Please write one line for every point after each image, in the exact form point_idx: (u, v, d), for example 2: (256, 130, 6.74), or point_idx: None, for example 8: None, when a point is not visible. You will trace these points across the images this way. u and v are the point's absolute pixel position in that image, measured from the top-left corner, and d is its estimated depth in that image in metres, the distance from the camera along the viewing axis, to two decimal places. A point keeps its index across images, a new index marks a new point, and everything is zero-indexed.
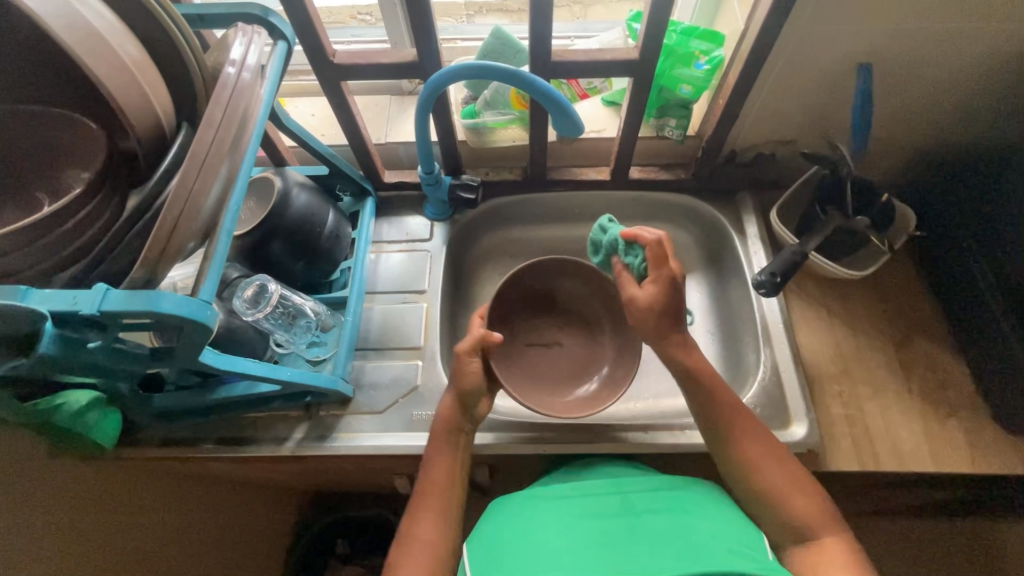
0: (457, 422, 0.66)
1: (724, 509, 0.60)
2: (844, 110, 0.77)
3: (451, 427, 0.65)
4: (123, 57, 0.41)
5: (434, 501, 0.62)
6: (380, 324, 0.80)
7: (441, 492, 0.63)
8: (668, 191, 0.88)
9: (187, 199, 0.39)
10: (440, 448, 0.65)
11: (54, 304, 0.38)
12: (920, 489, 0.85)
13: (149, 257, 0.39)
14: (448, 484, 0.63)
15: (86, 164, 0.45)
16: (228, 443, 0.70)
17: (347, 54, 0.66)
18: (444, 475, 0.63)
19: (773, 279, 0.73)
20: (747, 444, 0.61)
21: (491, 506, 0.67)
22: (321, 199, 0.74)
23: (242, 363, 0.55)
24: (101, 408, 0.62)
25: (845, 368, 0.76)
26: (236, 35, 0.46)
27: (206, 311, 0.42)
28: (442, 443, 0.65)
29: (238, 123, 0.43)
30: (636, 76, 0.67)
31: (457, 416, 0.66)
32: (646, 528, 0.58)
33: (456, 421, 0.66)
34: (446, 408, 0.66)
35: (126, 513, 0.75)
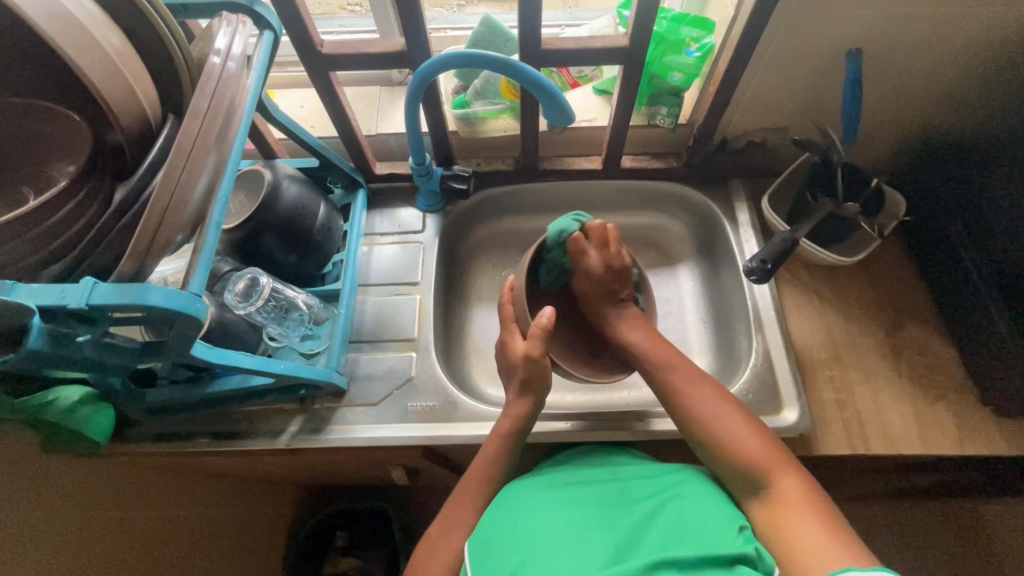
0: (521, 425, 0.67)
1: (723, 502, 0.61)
2: (834, 97, 0.77)
3: (517, 431, 0.67)
4: (105, 47, 0.41)
5: (474, 485, 0.66)
6: (373, 316, 0.80)
7: (477, 474, 0.66)
8: (661, 179, 0.88)
9: (174, 191, 0.39)
10: (496, 446, 0.66)
11: (41, 298, 0.38)
12: (909, 471, 0.86)
13: (137, 249, 0.39)
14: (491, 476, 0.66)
15: (70, 156, 0.44)
16: (222, 438, 0.71)
17: (334, 44, 0.65)
18: (483, 469, 0.66)
19: (764, 265, 0.73)
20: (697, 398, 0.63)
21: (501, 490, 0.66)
22: (311, 191, 0.73)
23: (234, 357, 0.55)
24: (94, 403, 0.61)
25: (835, 352, 0.77)
26: (220, 25, 0.45)
27: (196, 304, 0.42)
28: (500, 442, 0.66)
29: (225, 112, 0.42)
30: (626, 62, 0.66)
31: (533, 414, 0.68)
32: (648, 518, 0.58)
33: (524, 424, 0.67)
34: (517, 411, 0.67)
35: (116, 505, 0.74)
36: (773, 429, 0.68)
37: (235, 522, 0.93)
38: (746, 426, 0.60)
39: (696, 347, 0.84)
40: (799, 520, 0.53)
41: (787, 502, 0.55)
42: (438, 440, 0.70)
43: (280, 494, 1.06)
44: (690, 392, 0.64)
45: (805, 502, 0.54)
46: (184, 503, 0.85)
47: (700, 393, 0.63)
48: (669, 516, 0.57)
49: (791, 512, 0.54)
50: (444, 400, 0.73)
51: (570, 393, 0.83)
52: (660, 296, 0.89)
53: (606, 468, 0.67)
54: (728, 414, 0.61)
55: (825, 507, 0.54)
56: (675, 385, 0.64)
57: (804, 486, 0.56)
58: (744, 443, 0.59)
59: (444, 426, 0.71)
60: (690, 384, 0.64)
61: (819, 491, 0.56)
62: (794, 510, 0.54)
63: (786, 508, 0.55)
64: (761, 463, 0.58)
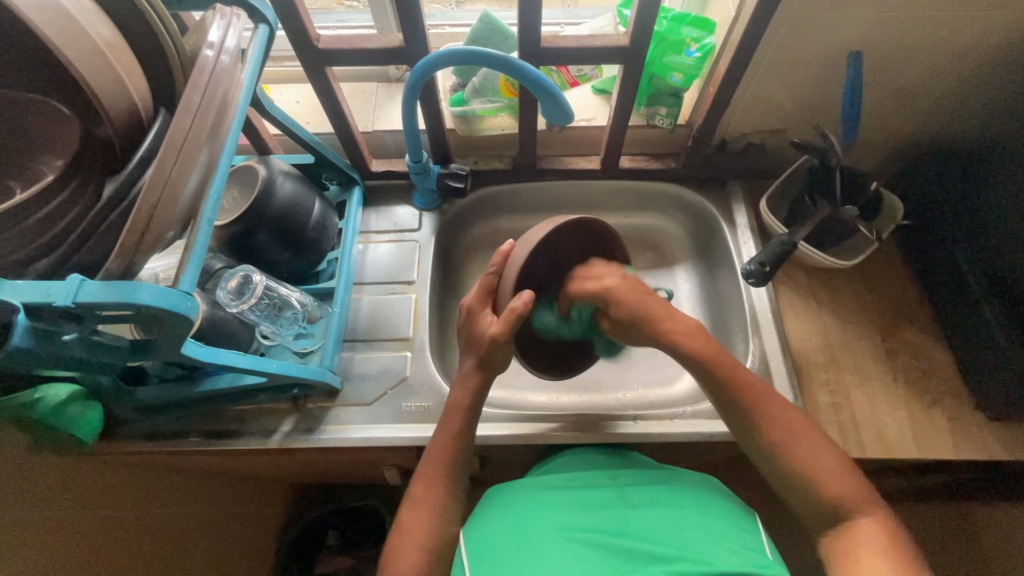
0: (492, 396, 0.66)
1: (719, 505, 0.61)
2: (833, 100, 0.77)
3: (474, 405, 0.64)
4: (94, 38, 0.40)
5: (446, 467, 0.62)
6: (368, 315, 0.79)
7: (442, 461, 0.62)
8: (658, 180, 0.87)
9: (166, 187, 0.38)
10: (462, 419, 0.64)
11: (27, 295, 0.37)
12: (901, 474, 0.87)
13: (126, 246, 0.38)
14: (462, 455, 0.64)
15: (60, 150, 0.43)
16: (212, 437, 0.70)
17: (331, 39, 0.64)
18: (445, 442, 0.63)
19: (762, 268, 0.73)
20: (778, 419, 0.60)
21: (491, 493, 0.66)
22: (306, 188, 0.72)
23: (225, 355, 0.54)
24: (82, 401, 0.60)
25: (831, 356, 0.77)
26: (213, 19, 0.44)
27: (186, 302, 0.41)
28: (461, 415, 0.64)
29: (217, 106, 0.42)
30: (626, 62, 0.65)
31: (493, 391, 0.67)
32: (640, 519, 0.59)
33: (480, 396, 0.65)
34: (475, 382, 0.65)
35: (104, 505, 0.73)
36: None
37: (224, 520, 0.92)
38: (833, 462, 0.58)
39: None
40: (877, 563, 0.52)
41: (866, 538, 0.54)
42: (432, 440, 0.69)
43: (269, 493, 1.04)
44: (767, 417, 0.60)
45: (881, 541, 0.53)
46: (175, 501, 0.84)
47: (785, 422, 0.60)
48: (666, 526, 0.58)
49: (872, 548, 0.53)
50: (438, 400, 0.72)
51: (565, 393, 0.83)
52: None
53: (601, 472, 0.67)
54: (812, 442, 0.59)
55: (904, 550, 0.53)
56: (767, 411, 0.60)
57: (888, 530, 0.54)
58: (831, 477, 0.57)
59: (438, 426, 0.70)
60: (777, 406, 0.61)
61: (899, 534, 0.54)
62: (868, 546, 0.53)
63: (862, 545, 0.54)
64: (844, 497, 0.56)
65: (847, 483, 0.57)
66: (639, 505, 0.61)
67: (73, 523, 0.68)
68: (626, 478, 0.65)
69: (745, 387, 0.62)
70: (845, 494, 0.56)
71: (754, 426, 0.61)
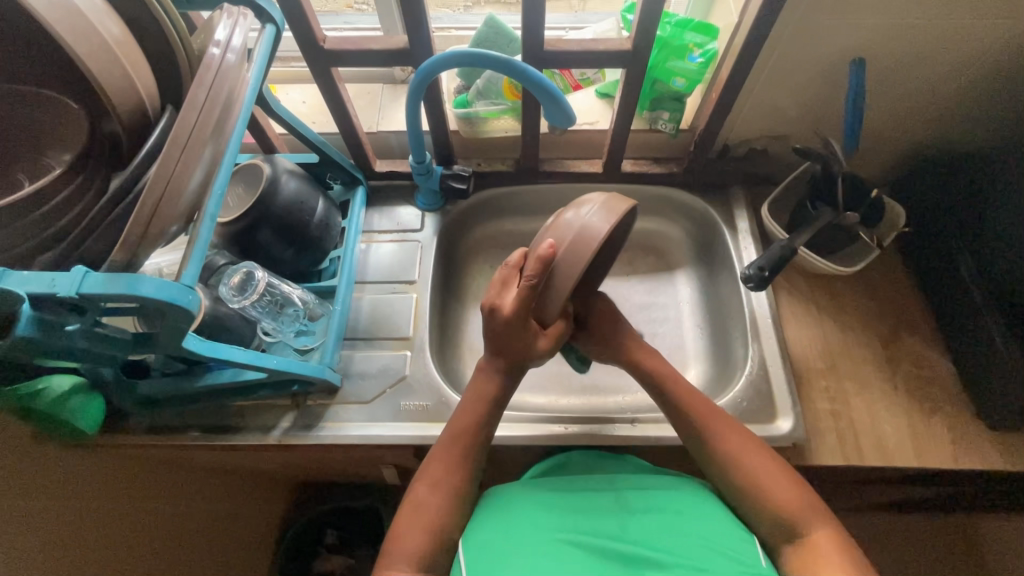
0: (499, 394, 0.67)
1: (717, 510, 0.61)
2: (836, 106, 0.77)
3: (488, 402, 0.65)
4: (104, 35, 0.41)
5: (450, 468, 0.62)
6: (369, 314, 0.79)
7: (446, 459, 0.62)
8: (661, 185, 0.88)
9: (169, 182, 0.39)
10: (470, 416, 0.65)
11: (33, 286, 0.37)
12: (901, 484, 0.86)
13: (129, 239, 0.38)
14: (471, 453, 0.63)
15: (68, 144, 0.44)
16: (212, 432, 0.70)
17: (336, 40, 0.65)
18: (452, 436, 0.64)
19: (761, 273, 0.73)
20: (729, 436, 0.62)
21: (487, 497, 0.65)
22: (310, 187, 0.73)
23: (226, 350, 0.54)
24: (85, 392, 0.61)
25: (831, 363, 0.76)
26: (220, 18, 0.45)
27: (188, 296, 0.42)
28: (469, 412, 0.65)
29: (222, 104, 0.42)
30: (628, 66, 0.66)
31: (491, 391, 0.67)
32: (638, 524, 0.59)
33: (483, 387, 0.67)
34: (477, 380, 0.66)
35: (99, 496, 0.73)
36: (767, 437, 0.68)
37: (222, 515, 0.92)
38: (780, 476, 0.59)
39: (692, 354, 0.84)
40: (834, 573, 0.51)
41: (819, 550, 0.54)
42: (429, 439, 0.70)
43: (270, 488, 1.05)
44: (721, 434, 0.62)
45: (838, 553, 0.53)
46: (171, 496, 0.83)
47: (733, 438, 0.62)
48: (664, 532, 0.58)
49: (826, 563, 0.52)
50: (437, 399, 0.73)
51: (564, 395, 0.83)
52: (658, 301, 0.89)
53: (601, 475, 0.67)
54: (760, 458, 0.60)
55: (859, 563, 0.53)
56: (715, 428, 0.63)
57: (839, 542, 0.54)
58: (781, 490, 0.58)
59: (436, 425, 0.71)
60: (722, 422, 0.63)
61: (854, 549, 0.54)
62: (825, 556, 0.53)
63: (818, 556, 0.53)
64: (792, 510, 0.56)
65: (798, 496, 0.57)
66: (638, 510, 0.61)
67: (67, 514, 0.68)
68: (626, 483, 0.65)
69: (695, 403, 0.65)
70: (794, 506, 0.56)
71: (706, 437, 0.63)
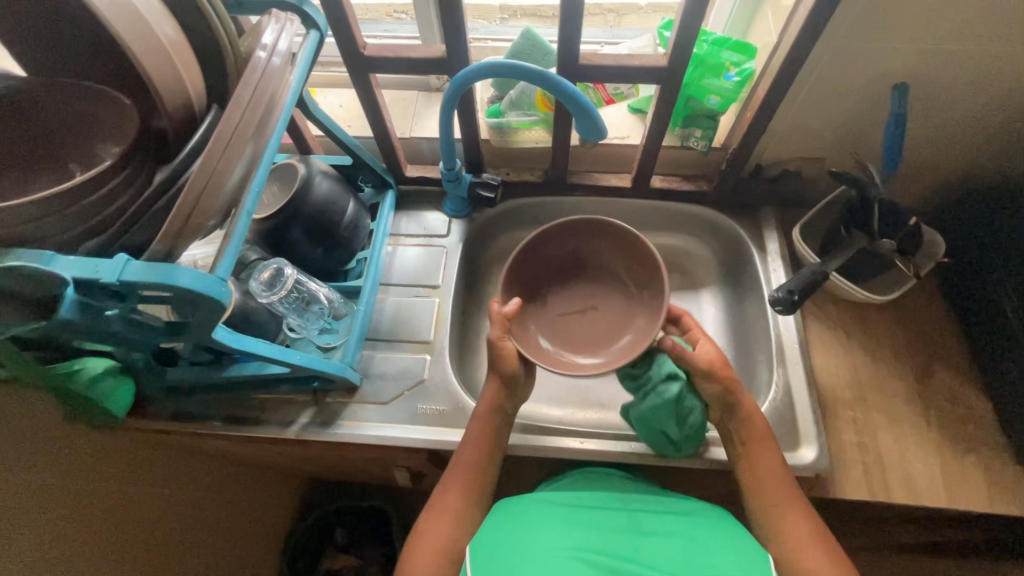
0: (501, 404, 0.67)
1: (735, 535, 0.59)
2: (876, 130, 0.75)
3: (495, 411, 0.66)
4: (159, 35, 0.43)
5: (462, 475, 0.64)
6: (392, 316, 0.80)
7: (471, 474, 0.64)
8: (689, 203, 0.87)
9: (211, 177, 0.40)
10: (481, 425, 0.66)
11: (77, 271, 0.39)
12: (929, 524, 0.82)
13: (170, 231, 0.40)
14: (479, 471, 0.65)
15: (118, 137, 0.46)
16: (233, 422, 0.72)
17: (376, 47, 0.66)
18: (473, 452, 0.65)
19: (791, 297, 0.71)
20: (796, 524, 0.59)
21: (500, 503, 0.65)
22: (342, 189, 0.75)
23: (253, 343, 0.56)
24: (116, 377, 0.62)
25: (860, 393, 0.74)
26: (268, 22, 0.47)
27: (221, 288, 0.43)
28: (483, 427, 0.66)
29: (265, 106, 0.44)
30: (663, 83, 0.66)
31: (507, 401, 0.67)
32: (649, 548, 0.58)
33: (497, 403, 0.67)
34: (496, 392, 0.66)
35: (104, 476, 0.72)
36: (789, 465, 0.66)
37: (223, 511, 0.91)
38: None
39: None
40: None
41: None
42: (445, 444, 0.70)
43: (272, 490, 1.04)
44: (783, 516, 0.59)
45: None
46: (174, 485, 0.83)
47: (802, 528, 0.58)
48: (675, 555, 0.57)
49: None
50: (454, 405, 0.73)
51: (581, 409, 0.82)
52: None
53: (615, 492, 0.66)
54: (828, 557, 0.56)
55: None
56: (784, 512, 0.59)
57: None
58: None
59: (452, 431, 0.71)
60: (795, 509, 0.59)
61: None
62: None
63: None
64: None
65: None
66: (650, 532, 0.60)
67: (75, 491, 0.68)
68: (639, 503, 0.64)
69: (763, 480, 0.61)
70: None
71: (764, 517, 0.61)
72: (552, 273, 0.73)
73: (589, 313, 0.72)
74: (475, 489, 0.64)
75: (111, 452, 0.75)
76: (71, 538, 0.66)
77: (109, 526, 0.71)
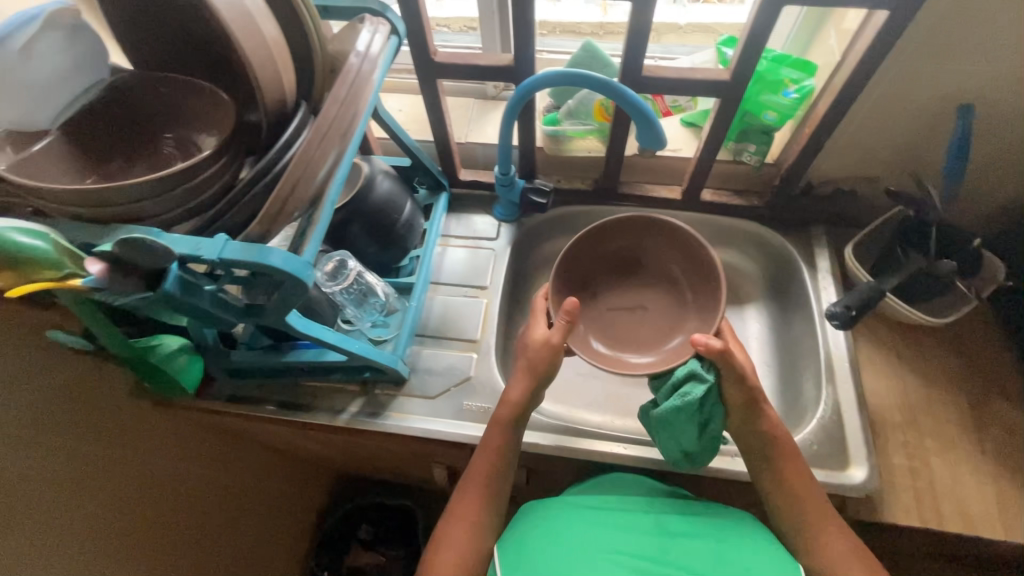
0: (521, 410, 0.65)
1: (763, 535, 0.59)
2: (936, 151, 0.74)
3: (515, 417, 0.65)
4: (265, 34, 0.47)
5: (481, 480, 0.63)
6: (440, 314, 0.83)
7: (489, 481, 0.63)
8: (737, 217, 0.87)
9: (308, 165, 0.43)
10: (500, 432, 0.64)
11: (181, 248, 0.42)
12: (979, 560, 0.79)
13: (268, 215, 0.42)
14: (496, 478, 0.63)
15: (216, 127, 0.50)
16: (286, 407, 0.75)
17: (447, 54, 0.70)
18: (489, 458, 0.64)
19: (848, 311, 0.73)
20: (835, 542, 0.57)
21: (524, 509, 0.66)
22: (401, 188, 0.77)
23: (318, 330, 0.59)
24: (189, 354, 0.66)
25: (911, 417, 0.73)
26: (365, 24, 0.52)
27: (307, 270, 0.46)
28: (501, 433, 0.64)
29: (358, 102, 0.47)
30: (724, 97, 0.67)
31: None
32: (679, 550, 0.59)
33: (524, 410, 0.65)
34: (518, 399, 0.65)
35: (146, 452, 0.75)
36: (837, 484, 0.65)
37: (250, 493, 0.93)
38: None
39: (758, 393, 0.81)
40: None
41: None
42: None
43: (299, 477, 1.06)
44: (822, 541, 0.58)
45: None
46: (206, 463, 0.85)
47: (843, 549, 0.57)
48: (704, 557, 0.57)
49: None
50: None
51: (621, 416, 0.82)
52: None
53: (640, 497, 0.66)
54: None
55: None
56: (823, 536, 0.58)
57: None
58: None
59: None
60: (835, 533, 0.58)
61: None
62: None
63: None
64: None
65: None
66: (677, 533, 0.60)
67: (134, 465, 0.72)
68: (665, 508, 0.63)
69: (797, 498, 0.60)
70: None
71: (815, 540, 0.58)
72: (606, 271, 0.73)
73: (639, 312, 0.72)
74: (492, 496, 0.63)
75: (150, 426, 0.77)
76: (108, 511, 0.67)
77: (161, 502, 0.75)
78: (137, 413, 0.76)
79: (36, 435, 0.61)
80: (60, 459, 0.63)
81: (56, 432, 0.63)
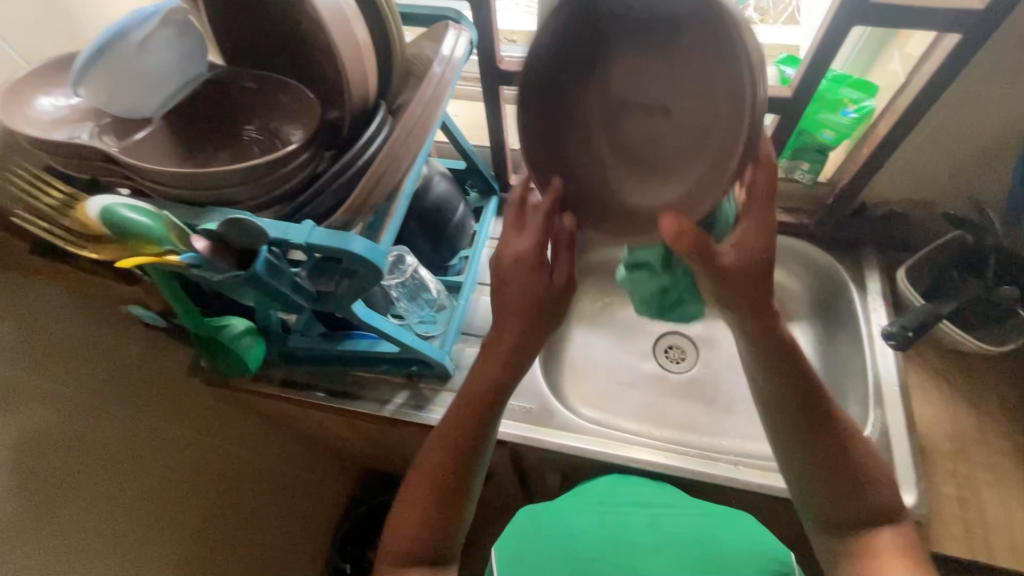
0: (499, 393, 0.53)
1: (752, 526, 0.60)
2: (999, 178, 0.74)
3: (490, 398, 0.52)
4: (357, 38, 0.50)
5: (441, 457, 0.52)
6: (486, 315, 0.85)
7: (449, 461, 0.52)
8: (785, 234, 0.87)
9: (393, 160, 0.46)
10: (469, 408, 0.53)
11: (271, 231, 0.45)
12: None
13: (354, 204, 0.45)
14: (459, 459, 0.52)
15: (302, 122, 0.53)
16: (334, 395, 0.77)
17: (513, 63, 0.72)
18: (452, 436, 0.52)
19: (905, 332, 0.73)
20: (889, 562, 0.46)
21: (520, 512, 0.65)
22: (456, 189, 0.80)
23: (377, 319, 0.61)
24: (254, 335, 0.68)
25: (962, 447, 0.71)
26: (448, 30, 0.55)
27: (383, 259, 0.48)
28: (471, 411, 0.52)
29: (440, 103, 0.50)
30: (784, 114, 0.68)
31: None
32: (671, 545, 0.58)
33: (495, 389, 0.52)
34: (498, 374, 0.52)
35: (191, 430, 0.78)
36: None
37: (275, 479, 0.95)
38: None
39: None
40: None
41: None
42: (532, 440, 0.73)
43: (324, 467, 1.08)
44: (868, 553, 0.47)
45: None
46: (242, 445, 0.88)
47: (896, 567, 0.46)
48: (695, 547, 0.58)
49: None
50: (541, 405, 0.76)
51: (658, 427, 0.82)
52: None
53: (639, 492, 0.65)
54: None
55: None
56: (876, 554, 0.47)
57: None
58: None
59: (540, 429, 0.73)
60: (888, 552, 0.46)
61: None
62: None
63: None
64: None
65: None
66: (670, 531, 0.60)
67: (180, 442, 0.75)
68: (665, 508, 0.62)
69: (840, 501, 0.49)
70: None
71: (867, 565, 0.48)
72: None
73: None
74: (452, 480, 0.51)
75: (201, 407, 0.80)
76: (150, 484, 0.70)
77: (198, 480, 0.78)
78: (188, 389, 0.79)
79: (104, 404, 0.65)
80: (113, 430, 0.66)
81: (119, 403, 0.67)
